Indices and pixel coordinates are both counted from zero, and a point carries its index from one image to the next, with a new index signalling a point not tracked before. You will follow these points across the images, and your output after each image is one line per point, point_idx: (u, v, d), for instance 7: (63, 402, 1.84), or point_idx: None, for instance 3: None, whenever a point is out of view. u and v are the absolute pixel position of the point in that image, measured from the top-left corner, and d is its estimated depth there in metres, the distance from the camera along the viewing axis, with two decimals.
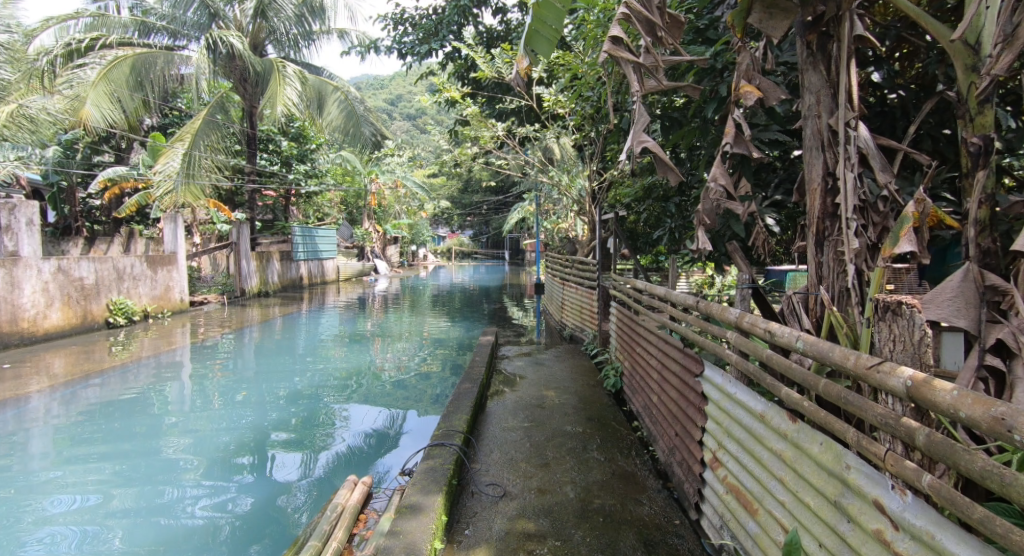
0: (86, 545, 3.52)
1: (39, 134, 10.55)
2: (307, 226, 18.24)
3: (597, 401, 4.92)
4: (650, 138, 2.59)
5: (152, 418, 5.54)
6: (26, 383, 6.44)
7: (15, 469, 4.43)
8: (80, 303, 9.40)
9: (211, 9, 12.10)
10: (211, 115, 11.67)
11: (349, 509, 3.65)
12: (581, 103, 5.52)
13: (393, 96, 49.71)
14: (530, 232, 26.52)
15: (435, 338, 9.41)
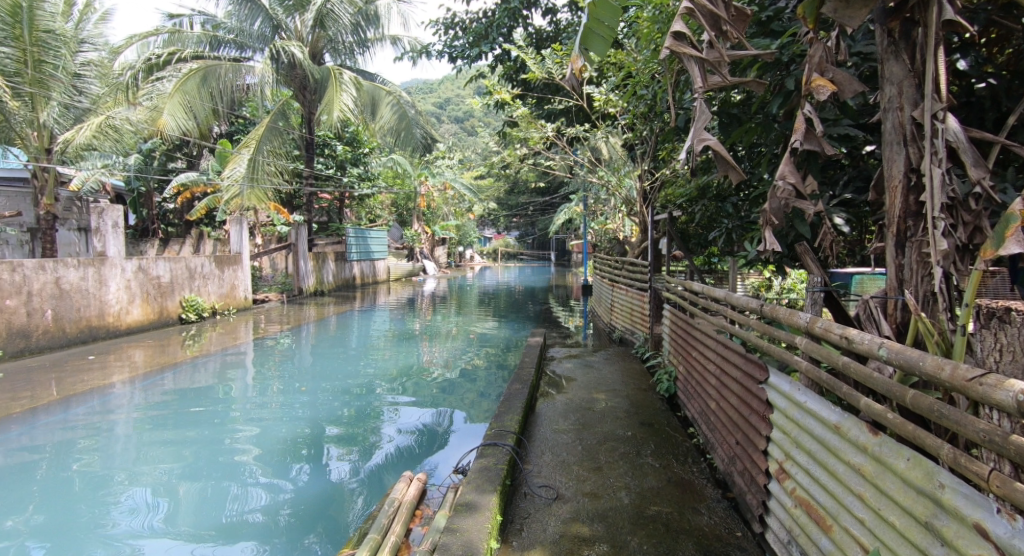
0: (164, 526, 3.73)
1: (122, 143, 11.23)
2: (359, 227, 18.63)
3: (650, 406, 4.82)
4: (712, 136, 2.52)
5: (218, 409, 5.77)
6: (112, 374, 6.80)
7: (100, 453, 4.73)
8: (157, 300, 9.87)
9: (274, 21, 12.47)
10: (273, 121, 12.01)
11: (406, 504, 3.71)
12: (633, 102, 5.39)
13: (442, 100, 50.40)
14: (578, 233, 26.34)
15: (485, 338, 9.43)
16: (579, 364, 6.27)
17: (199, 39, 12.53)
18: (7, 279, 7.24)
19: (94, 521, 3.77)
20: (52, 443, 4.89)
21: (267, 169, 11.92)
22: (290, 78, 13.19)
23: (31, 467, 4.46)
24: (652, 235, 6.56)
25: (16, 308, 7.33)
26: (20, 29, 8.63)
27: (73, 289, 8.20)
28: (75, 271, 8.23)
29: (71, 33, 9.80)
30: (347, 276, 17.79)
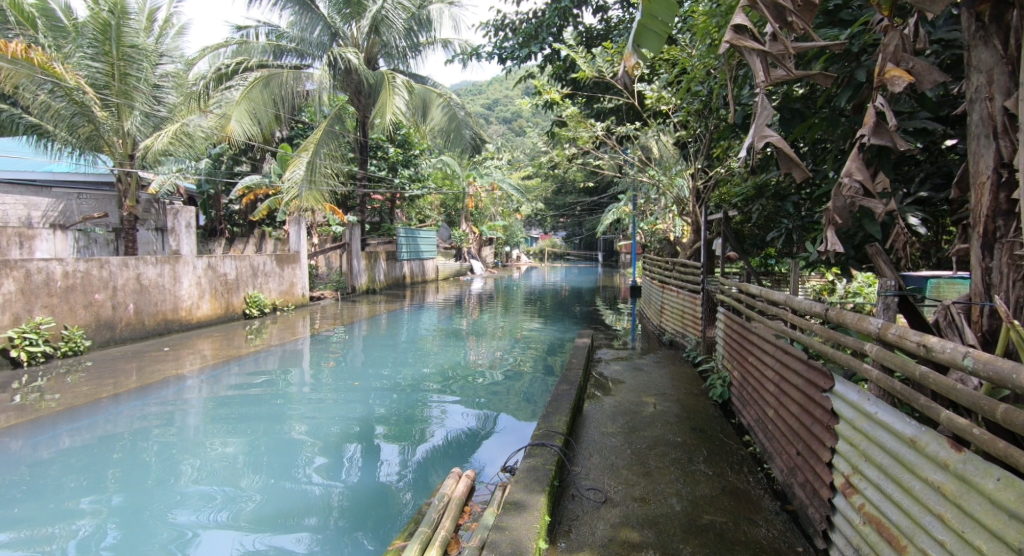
0: (227, 512, 3.89)
1: (194, 149, 11.78)
2: (409, 227, 18.96)
3: (701, 411, 4.70)
4: (774, 133, 2.47)
5: (277, 401, 5.98)
6: (181, 365, 7.16)
7: (171, 438, 4.99)
8: (224, 296, 10.47)
9: (332, 29, 12.88)
10: (330, 126, 12.34)
11: (455, 500, 3.74)
12: (686, 99, 5.28)
13: (491, 101, 50.73)
14: (626, 233, 26.06)
15: (533, 338, 9.43)
16: (627, 366, 6.18)
17: (263, 48, 12.89)
18: (97, 275, 8.01)
19: (163, 503, 3.96)
20: (129, 428, 5.19)
21: (324, 172, 12.23)
22: (346, 83, 13.52)
23: (109, 450, 4.73)
24: (704, 236, 6.41)
25: (104, 301, 8.10)
26: (109, 45, 9.43)
27: (151, 285, 8.89)
28: (154, 267, 8.95)
29: (153, 48, 10.32)
30: (398, 274, 18.15)
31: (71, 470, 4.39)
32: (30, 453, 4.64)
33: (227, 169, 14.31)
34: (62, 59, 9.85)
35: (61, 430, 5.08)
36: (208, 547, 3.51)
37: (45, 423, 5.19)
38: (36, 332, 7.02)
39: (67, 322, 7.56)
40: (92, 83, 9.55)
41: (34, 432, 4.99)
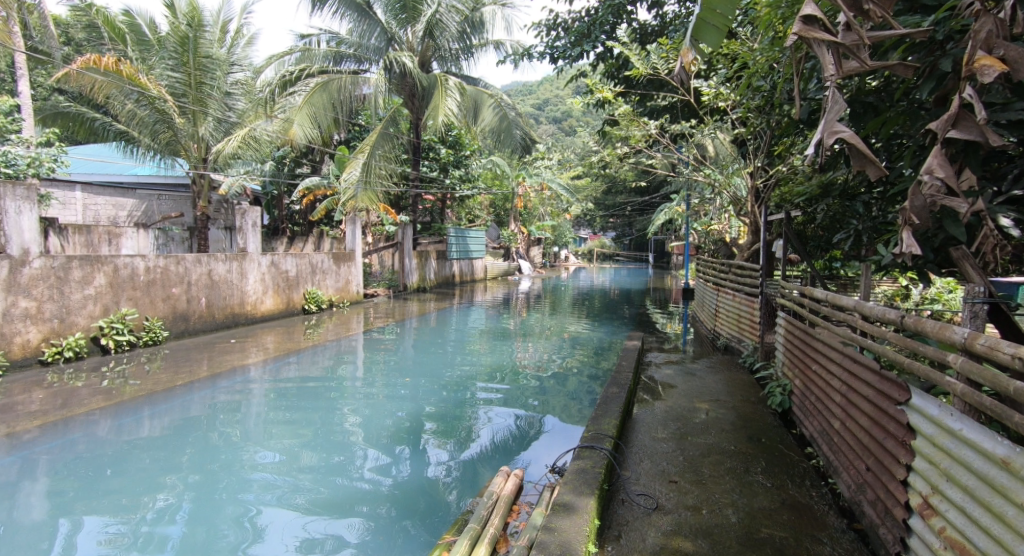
0: (286, 497, 4.02)
1: (261, 152, 12.24)
2: (459, 227, 19.13)
3: (759, 420, 4.52)
4: (845, 128, 2.49)
5: (332, 394, 6.13)
6: (248, 356, 7.47)
7: (236, 426, 5.21)
8: (286, 292, 10.83)
9: (388, 34, 13.00)
10: (385, 128, 12.59)
11: (504, 498, 3.74)
12: (746, 95, 5.11)
13: (541, 101, 50.68)
14: (678, 234, 25.55)
15: (584, 339, 9.36)
16: (679, 371, 6.02)
17: (325, 55, 13.21)
18: (174, 271, 8.55)
19: (229, 486, 4.16)
20: (200, 414, 5.43)
21: (379, 173, 12.47)
22: (400, 86, 13.75)
23: (180, 435, 4.94)
24: (764, 237, 6.20)
25: (179, 295, 8.62)
26: (187, 56, 10.11)
27: (221, 280, 9.34)
28: (224, 264, 9.39)
29: (223, 56, 10.96)
30: (448, 273, 18.36)
31: (147, 452, 4.63)
32: (115, 435, 4.93)
33: (288, 171, 14.80)
34: (145, 70, 10.55)
35: (141, 414, 5.36)
36: (268, 530, 3.66)
37: (127, 407, 5.49)
38: (123, 323, 7.61)
39: (148, 314, 8.13)
40: (172, 92, 10.25)
41: (120, 414, 5.31)
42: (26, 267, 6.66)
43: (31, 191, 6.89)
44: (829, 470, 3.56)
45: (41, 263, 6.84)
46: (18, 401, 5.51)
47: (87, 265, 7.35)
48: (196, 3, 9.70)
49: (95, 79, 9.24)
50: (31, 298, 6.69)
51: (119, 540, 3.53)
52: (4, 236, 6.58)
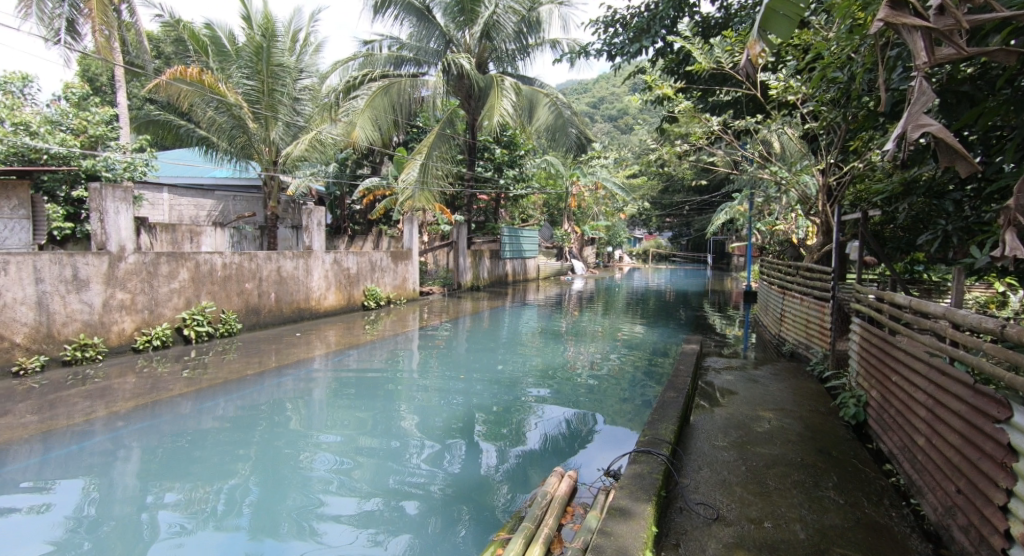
0: (344, 489, 4.10)
1: (326, 155, 12.58)
2: (513, 227, 19.15)
3: (829, 433, 4.29)
4: (932, 122, 2.51)
5: (390, 388, 6.23)
6: (312, 349, 7.70)
7: (301, 415, 5.37)
8: (347, 288, 11.10)
9: (447, 36, 13.18)
10: (442, 129, 12.71)
11: (558, 499, 3.69)
12: (819, 86, 4.88)
13: (596, 99, 50.17)
14: (739, 234, 24.74)
15: (642, 341, 9.19)
16: (741, 378, 5.78)
17: (386, 60, 13.46)
18: (248, 267, 8.89)
19: (293, 472, 4.29)
20: (268, 404, 5.61)
21: (435, 173, 12.60)
22: (457, 88, 13.93)
23: (251, 422, 5.13)
24: (837, 237, 5.89)
25: (253, 290, 8.96)
26: (261, 64, 10.58)
27: (289, 277, 9.66)
28: (291, 261, 9.69)
29: (293, 64, 11.38)
30: (501, 272, 18.42)
31: (221, 437, 4.84)
32: (195, 418, 5.19)
33: (350, 172, 15.18)
34: (224, 78, 11.15)
35: (217, 400, 5.60)
36: (327, 520, 3.73)
37: (207, 393, 5.76)
38: (203, 315, 8.02)
39: (225, 307, 8.51)
40: (248, 100, 10.78)
41: (199, 399, 5.58)
42: (122, 262, 7.19)
43: (128, 192, 7.25)
44: (911, 490, 3.36)
45: (135, 258, 7.35)
46: (111, 384, 5.91)
47: (173, 261, 7.81)
48: (270, 15, 10.17)
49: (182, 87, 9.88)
50: (125, 290, 7.20)
51: (192, 518, 3.71)
52: (104, 233, 7.09)
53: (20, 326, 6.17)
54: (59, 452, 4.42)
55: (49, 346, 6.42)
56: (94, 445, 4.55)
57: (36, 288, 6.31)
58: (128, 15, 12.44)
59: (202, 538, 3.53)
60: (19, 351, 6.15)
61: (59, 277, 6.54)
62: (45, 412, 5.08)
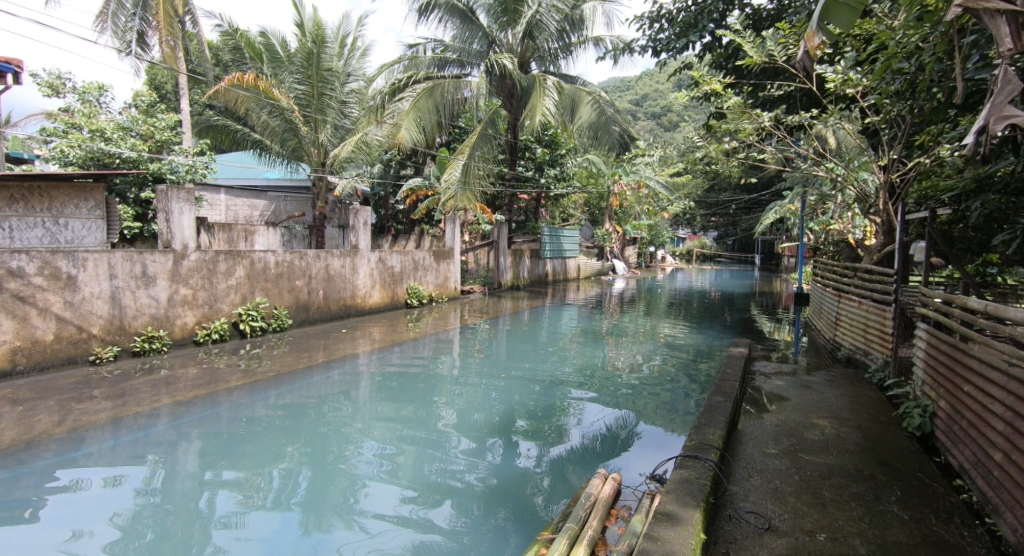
0: (386, 483, 4.13)
1: (371, 156, 12.78)
2: (554, 226, 19.08)
3: (891, 444, 4.08)
4: (1016, 113, 2.69)
5: (433, 385, 6.28)
6: (358, 346, 7.81)
7: (346, 409, 5.44)
8: (391, 286, 11.24)
9: (490, 38, 13.25)
10: (485, 129, 12.75)
11: (602, 500, 3.63)
12: (883, 79, 4.68)
13: (638, 97, 49.58)
14: (788, 233, 23.94)
15: (687, 343, 9.02)
16: (793, 384, 5.58)
17: (430, 61, 13.47)
18: (299, 265, 9.08)
19: (339, 465, 4.34)
20: (317, 397, 5.71)
21: (477, 173, 12.63)
22: (499, 88, 13.96)
23: (301, 416, 5.21)
24: (900, 238, 5.62)
25: (303, 287, 9.16)
26: (311, 69, 10.88)
27: (336, 275, 9.83)
28: (338, 259, 9.84)
29: (341, 69, 11.64)
30: (541, 272, 18.37)
31: (269, 427, 4.93)
32: (247, 408, 5.32)
33: (394, 173, 15.38)
34: (276, 83, 11.53)
35: (269, 393, 5.72)
36: (371, 515, 3.75)
37: (260, 385, 5.91)
38: (257, 311, 8.24)
39: (277, 303, 8.73)
40: (299, 104, 11.08)
41: (252, 391, 5.72)
42: (185, 260, 7.47)
43: (192, 193, 7.54)
44: (985, 509, 3.17)
45: (197, 256, 7.62)
46: (175, 374, 6.14)
47: (231, 259, 8.04)
48: (320, 21, 10.49)
49: (240, 93, 10.39)
50: (187, 286, 7.48)
51: (243, 505, 3.80)
52: (169, 233, 7.41)
53: (97, 319, 6.52)
54: (127, 437, 4.60)
55: (120, 338, 6.74)
56: (158, 431, 4.72)
57: (110, 282, 6.65)
58: (193, 26, 13.12)
59: (251, 526, 3.59)
60: (95, 341, 6.50)
61: (130, 272, 6.86)
62: (119, 399, 5.33)
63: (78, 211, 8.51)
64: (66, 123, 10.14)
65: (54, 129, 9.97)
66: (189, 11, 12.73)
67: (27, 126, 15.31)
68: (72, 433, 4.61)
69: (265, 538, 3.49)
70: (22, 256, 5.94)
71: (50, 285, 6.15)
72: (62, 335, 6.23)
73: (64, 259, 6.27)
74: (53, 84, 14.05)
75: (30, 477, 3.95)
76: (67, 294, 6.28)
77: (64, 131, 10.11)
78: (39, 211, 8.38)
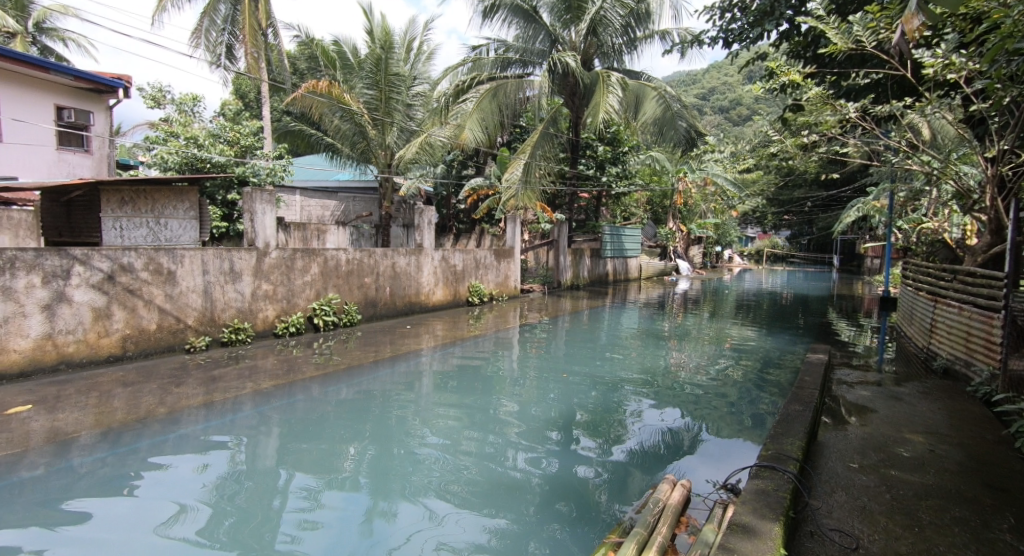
0: (449, 477, 4.10)
1: (434, 157, 12.92)
2: (614, 225, 18.80)
3: (999, 466, 3.73)
4: None
5: (495, 381, 6.25)
6: (422, 341, 7.90)
7: (412, 402, 5.49)
8: (453, 284, 11.33)
9: (553, 36, 13.18)
10: (546, 128, 12.65)
11: (671, 507, 3.50)
12: (996, 61, 4.27)
13: (705, 91, 48.20)
14: (870, 233, 22.48)
15: (757, 347, 8.68)
16: (880, 394, 5.22)
17: (493, 63, 13.46)
18: (368, 263, 9.26)
19: (401, 457, 4.35)
20: (384, 389, 5.79)
21: (538, 172, 12.57)
22: (561, 86, 13.85)
23: (368, 407, 5.27)
24: (1012, 237, 5.13)
25: (371, 284, 9.34)
26: (379, 75, 11.15)
27: (402, 273, 9.98)
28: (403, 257, 9.98)
29: (407, 73, 11.81)
30: (601, 271, 18.12)
31: (338, 416, 5.03)
32: (320, 398, 5.45)
33: (457, 173, 15.50)
34: (347, 89, 11.90)
35: (340, 385, 5.84)
36: (435, 507, 3.74)
37: (333, 377, 6.05)
38: (329, 306, 8.45)
39: (348, 299, 8.93)
40: (368, 108, 11.40)
41: (325, 382, 5.88)
42: (267, 257, 7.75)
43: (273, 194, 7.81)
44: None
45: (277, 254, 7.89)
46: (257, 364, 6.39)
47: (307, 257, 8.28)
48: (388, 28, 10.75)
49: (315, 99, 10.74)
50: (269, 282, 7.77)
51: (315, 491, 3.86)
52: (253, 232, 7.67)
53: (192, 310, 6.88)
54: (216, 421, 4.79)
55: (211, 328, 7.09)
56: (242, 416, 4.91)
57: (202, 278, 6.99)
58: (274, 37, 13.62)
59: (321, 511, 3.65)
60: (190, 331, 6.87)
61: (220, 269, 7.19)
62: (210, 385, 5.59)
63: (176, 212, 9.15)
64: (166, 131, 10.73)
65: (155, 137, 10.65)
66: (270, 24, 13.36)
67: (132, 135, 16.63)
68: (171, 414, 4.87)
69: (336, 523, 3.54)
70: (132, 252, 6.35)
71: (154, 279, 6.54)
72: (163, 325, 6.61)
73: (165, 255, 6.66)
74: (156, 96, 15.03)
75: (134, 453, 4.19)
76: (168, 288, 6.67)
77: (165, 139, 10.75)
78: (144, 212, 8.93)
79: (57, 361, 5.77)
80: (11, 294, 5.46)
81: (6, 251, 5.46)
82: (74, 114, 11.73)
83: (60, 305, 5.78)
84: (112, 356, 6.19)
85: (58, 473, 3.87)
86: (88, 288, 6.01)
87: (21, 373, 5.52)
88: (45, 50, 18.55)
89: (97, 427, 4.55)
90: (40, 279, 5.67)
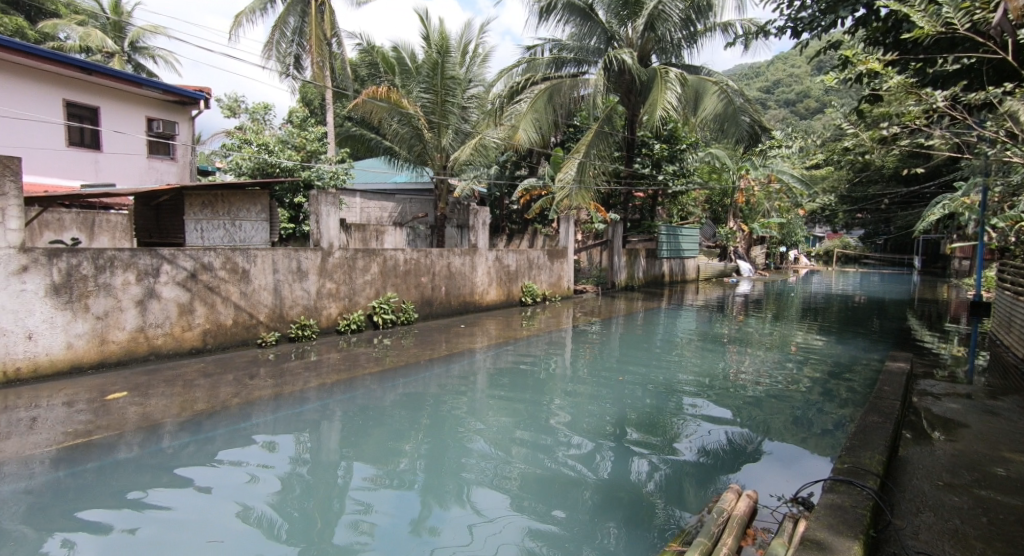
0: (502, 475, 4.02)
1: (488, 159, 12.90)
2: (671, 225, 18.36)
3: None
4: None
5: (551, 382, 6.14)
6: (476, 341, 7.87)
7: (466, 401, 5.44)
8: (507, 284, 11.28)
9: (609, 33, 12.93)
10: (601, 126, 12.39)
11: (737, 518, 3.30)
12: None
13: (770, 84, 46.52)
14: (963, 232, 20.63)
15: (826, 352, 8.25)
16: (972, 409, 4.81)
17: (548, 63, 13.40)
18: (424, 263, 9.32)
19: (457, 454, 4.31)
20: (442, 388, 5.77)
21: (594, 171, 12.37)
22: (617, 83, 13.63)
23: (424, 404, 5.27)
24: None
25: (427, 283, 9.39)
26: (435, 78, 11.24)
27: (457, 272, 10.00)
28: (458, 257, 9.99)
29: (463, 76, 11.80)
30: (657, 272, 17.71)
31: (394, 412, 5.04)
32: (378, 394, 5.47)
33: (510, 173, 15.47)
34: (406, 93, 12.05)
35: (398, 382, 5.87)
36: (488, 504, 3.67)
37: (391, 374, 6.07)
38: (388, 304, 8.55)
39: (405, 298, 9.01)
40: (425, 111, 11.52)
41: (383, 378, 5.91)
42: (331, 257, 7.89)
43: (338, 196, 7.93)
44: None
45: (340, 253, 8.02)
46: (321, 359, 6.50)
47: (367, 257, 8.39)
48: (445, 32, 10.84)
49: (374, 104, 10.91)
50: (332, 281, 7.91)
51: (370, 484, 3.86)
52: (318, 232, 7.84)
53: (263, 307, 7.08)
54: (285, 412, 4.87)
55: (280, 324, 7.29)
56: (309, 409, 4.98)
57: (273, 276, 7.19)
58: (338, 46, 13.94)
59: (377, 503, 3.64)
60: (261, 326, 7.07)
61: (288, 268, 7.37)
62: (280, 378, 5.70)
63: (248, 215, 9.41)
64: (240, 138, 11.18)
65: (231, 144, 11.04)
66: (336, 34, 13.71)
67: (211, 142, 17.44)
68: (244, 404, 4.99)
69: (392, 515, 3.52)
70: (211, 252, 6.57)
71: (230, 277, 6.75)
72: (238, 320, 6.82)
73: (240, 255, 6.87)
74: (231, 105, 15.74)
75: (215, 440, 4.30)
76: (242, 285, 6.87)
77: (239, 146, 11.14)
78: (222, 215, 9.31)
79: (148, 352, 6.05)
80: (110, 291, 5.77)
81: (106, 250, 5.77)
82: (163, 125, 12.33)
83: (150, 301, 6.06)
84: (193, 348, 6.42)
85: (143, 456, 4.02)
86: (174, 285, 6.26)
87: (117, 363, 5.82)
88: (138, 67, 19.63)
89: (184, 414, 4.69)
90: (134, 277, 5.96)
